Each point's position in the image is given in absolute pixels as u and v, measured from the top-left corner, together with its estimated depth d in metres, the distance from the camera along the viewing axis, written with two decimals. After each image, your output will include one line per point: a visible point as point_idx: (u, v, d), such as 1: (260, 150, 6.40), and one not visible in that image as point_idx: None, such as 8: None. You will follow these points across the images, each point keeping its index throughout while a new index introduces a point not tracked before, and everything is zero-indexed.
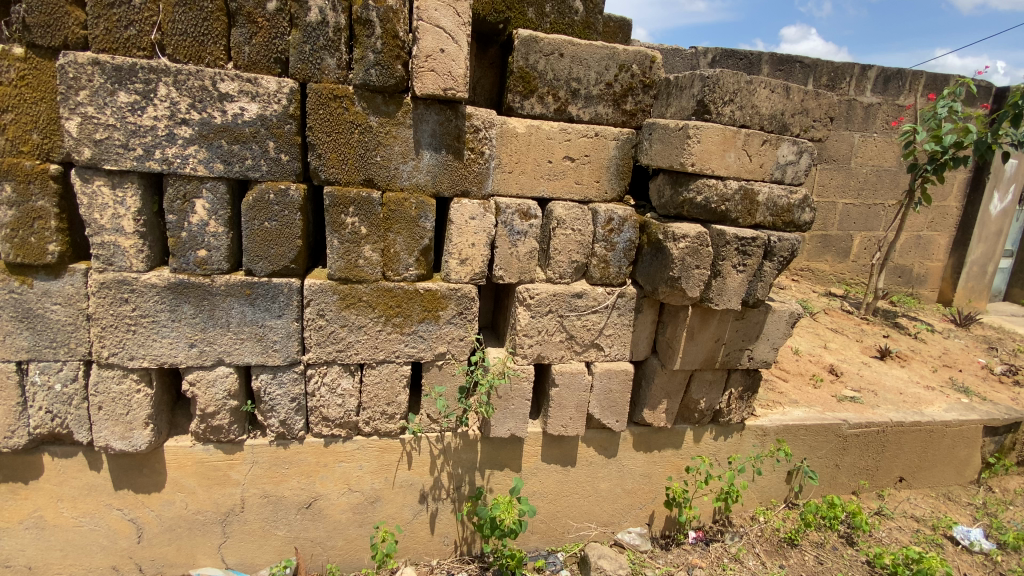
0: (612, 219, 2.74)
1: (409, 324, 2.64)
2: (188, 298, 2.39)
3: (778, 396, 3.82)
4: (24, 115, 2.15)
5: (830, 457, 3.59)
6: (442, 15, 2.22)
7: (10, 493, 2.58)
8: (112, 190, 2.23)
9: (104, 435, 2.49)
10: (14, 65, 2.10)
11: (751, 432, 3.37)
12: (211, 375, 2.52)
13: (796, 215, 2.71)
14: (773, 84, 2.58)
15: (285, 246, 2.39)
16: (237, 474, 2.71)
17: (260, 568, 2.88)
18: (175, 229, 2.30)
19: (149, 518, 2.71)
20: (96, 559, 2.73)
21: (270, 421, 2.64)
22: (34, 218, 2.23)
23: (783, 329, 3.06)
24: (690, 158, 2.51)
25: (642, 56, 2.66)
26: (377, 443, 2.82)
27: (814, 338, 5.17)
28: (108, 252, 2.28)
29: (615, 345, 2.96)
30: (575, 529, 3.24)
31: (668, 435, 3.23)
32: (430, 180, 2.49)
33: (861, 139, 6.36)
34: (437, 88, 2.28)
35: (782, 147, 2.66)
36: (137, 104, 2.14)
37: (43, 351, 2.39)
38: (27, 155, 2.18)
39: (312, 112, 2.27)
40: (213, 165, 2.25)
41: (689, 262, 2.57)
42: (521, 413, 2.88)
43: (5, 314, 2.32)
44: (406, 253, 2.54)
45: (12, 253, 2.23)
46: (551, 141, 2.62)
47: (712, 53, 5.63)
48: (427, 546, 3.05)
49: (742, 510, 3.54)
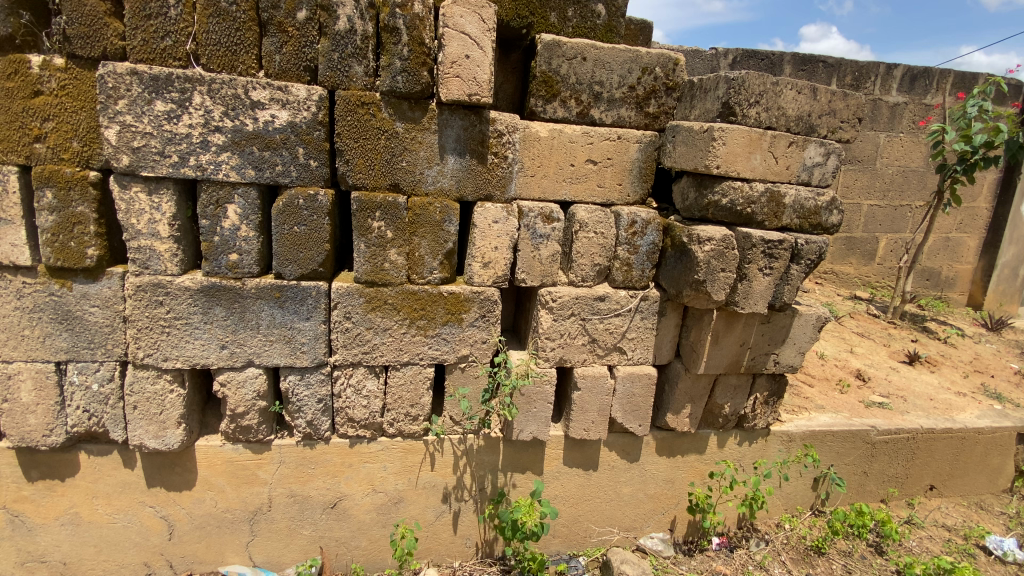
0: (635, 221, 2.73)
1: (433, 326, 2.67)
2: (221, 301, 2.44)
3: (803, 401, 3.76)
4: (64, 124, 2.23)
5: (858, 463, 3.52)
6: (467, 22, 2.25)
7: (48, 490, 2.67)
8: (149, 196, 2.30)
9: (138, 433, 2.56)
10: (56, 76, 2.18)
11: (777, 437, 3.33)
12: (242, 376, 2.58)
13: (824, 217, 2.66)
14: (799, 85, 2.55)
15: (313, 250, 2.43)
16: (265, 473, 2.76)
17: (287, 567, 2.93)
18: (208, 233, 2.36)
19: (180, 515, 2.78)
20: (129, 555, 2.80)
21: (298, 421, 2.69)
22: (74, 223, 2.31)
23: (810, 333, 3.01)
24: (715, 160, 2.50)
25: (665, 58, 2.65)
26: (401, 444, 2.85)
27: (839, 343, 5.07)
28: (144, 256, 2.35)
29: (639, 349, 2.94)
30: (597, 533, 3.23)
31: (692, 440, 3.20)
32: (454, 184, 2.52)
33: (887, 139, 6.24)
34: (462, 94, 2.31)
35: (809, 149, 2.63)
36: (173, 113, 2.20)
37: (81, 352, 2.46)
38: (67, 163, 2.26)
39: (340, 119, 2.32)
40: (245, 171, 2.30)
41: (715, 265, 2.54)
42: (543, 416, 2.88)
43: (46, 315, 2.41)
44: (431, 256, 2.57)
45: (52, 257, 2.32)
46: (573, 145, 2.63)
47: (732, 54, 5.58)
48: (450, 548, 3.07)
49: (768, 517, 3.48)
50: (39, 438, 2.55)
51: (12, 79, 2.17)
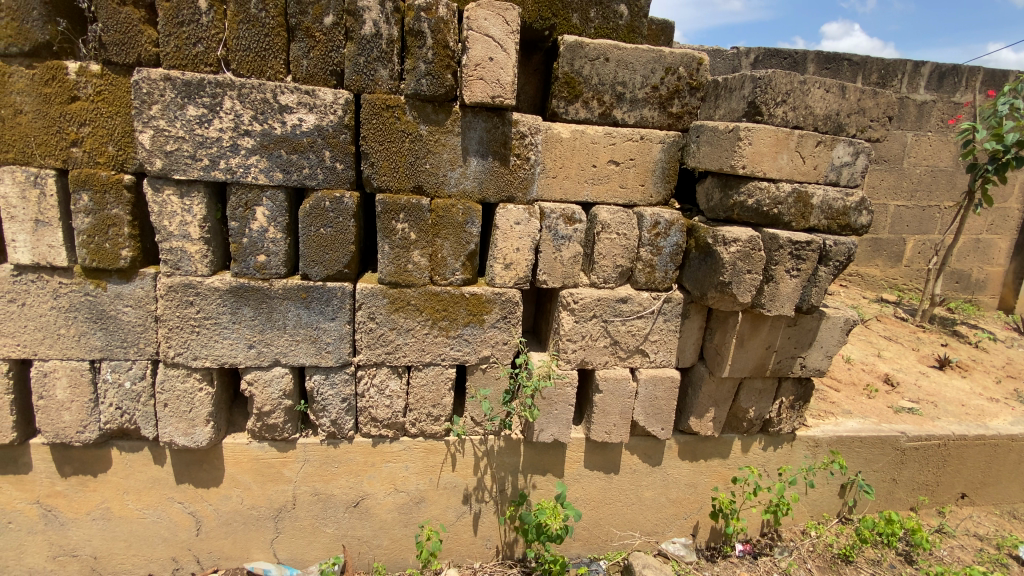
0: (658, 222, 2.70)
1: (455, 327, 2.68)
2: (249, 301, 2.49)
3: (829, 406, 3.68)
4: (100, 129, 2.29)
5: (887, 470, 3.43)
6: (491, 24, 2.27)
7: (81, 485, 2.75)
8: (180, 199, 2.36)
9: (169, 430, 2.63)
10: (92, 82, 2.25)
11: (802, 443, 3.26)
12: (268, 375, 2.62)
13: (853, 218, 2.61)
14: (827, 84, 2.50)
15: (338, 251, 2.46)
16: (290, 471, 2.80)
17: (310, 564, 2.97)
18: (237, 235, 2.41)
19: (208, 512, 2.83)
20: (157, 550, 2.86)
21: (322, 420, 2.73)
22: (109, 225, 2.37)
23: (838, 336, 2.95)
24: (740, 160, 2.46)
25: (689, 58, 2.62)
26: (422, 444, 2.87)
27: (866, 347, 4.96)
28: (175, 257, 2.41)
29: (661, 352, 2.91)
30: (618, 537, 3.20)
31: (715, 444, 3.15)
32: (477, 186, 2.53)
33: (914, 139, 6.09)
34: (485, 96, 2.32)
35: (837, 148, 2.58)
36: (205, 117, 2.25)
37: (115, 351, 2.53)
38: (103, 167, 2.33)
39: (366, 122, 2.35)
40: (273, 174, 2.34)
41: (741, 266, 2.51)
42: (565, 418, 2.88)
43: (82, 314, 2.48)
44: (453, 258, 2.58)
45: (88, 259, 2.39)
46: (596, 145, 2.62)
47: (754, 53, 5.52)
48: (470, 548, 3.07)
49: (793, 524, 3.42)
50: (73, 435, 2.62)
51: (49, 85, 2.24)
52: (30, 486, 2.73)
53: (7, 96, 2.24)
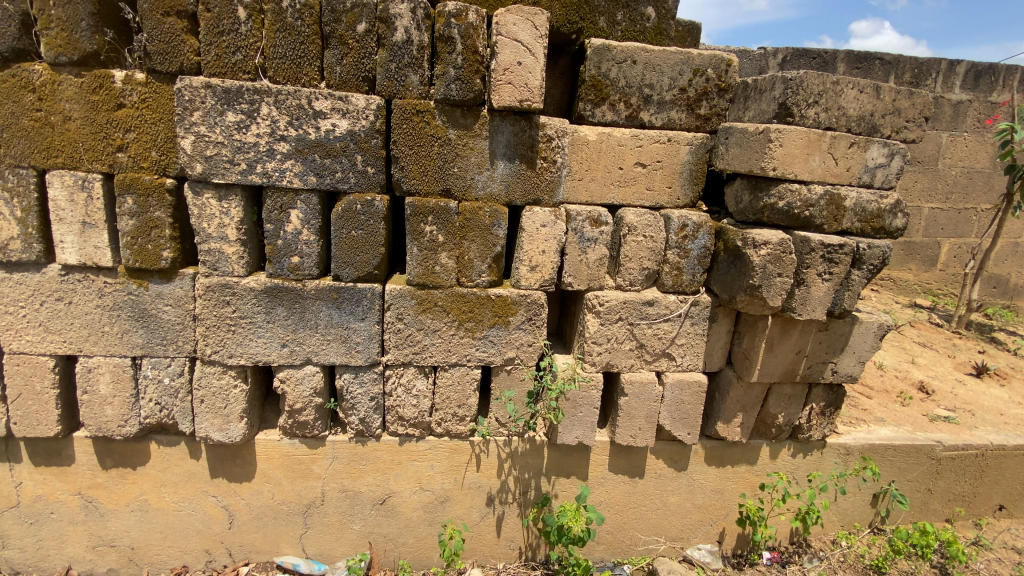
0: (686, 225, 2.69)
1: (481, 328, 2.71)
2: (283, 301, 2.56)
3: (860, 413, 3.59)
4: (144, 135, 2.39)
5: (921, 480, 3.33)
6: (520, 29, 2.29)
7: (121, 477, 2.85)
8: (219, 202, 2.44)
9: (205, 426, 2.71)
10: (138, 90, 2.34)
11: (833, 450, 3.20)
12: (300, 373, 2.69)
13: (887, 221, 2.55)
14: (861, 84, 2.46)
15: (369, 253, 2.52)
16: (318, 468, 2.86)
17: (337, 560, 3.02)
18: (272, 237, 2.48)
19: (240, 506, 2.91)
20: (191, 542, 2.96)
21: (351, 418, 2.78)
22: (151, 227, 2.47)
23: (871, 342, 2.88)
24: (771, 162, 2.44)
25: (717, 60, 2.60)
26: (448, 443, 2.90)
27: (898, 353, 4.83)
28: (213, 258, 2.50)
29: (688, 355, 2.89)
30: (643, 542, 3.18)
31: (742, 450, 3.11)
32: (503, 189, 2.56)
33: (950, 139, 5.91)
34: (513, 100, 2.35)
35: (871, 149, 2.53)
36: (243, 123, 2.33)
37: (155, 348, 2.63)
38: (146, 171, 2.43)
39: (396, 127, 2.40)
40: (307, 178, 2.41)
41: (771, 270, 2.47)
42: (590, 420, 2.87)
43: (125, 313, 2.58)
44: (480, 260, 2.61)
45: (132, 259, 2.49)
46: (622, 148, 2.62)
47: (783, 53, 5.46)
48: (494, 549, 3.09)
49: (823, 534, 3.35)
50: (115, 428, 2.73)
51: (97, 93, 2.34)
52: (73, 477, 2.85)
53: (58, 104, 2.35)
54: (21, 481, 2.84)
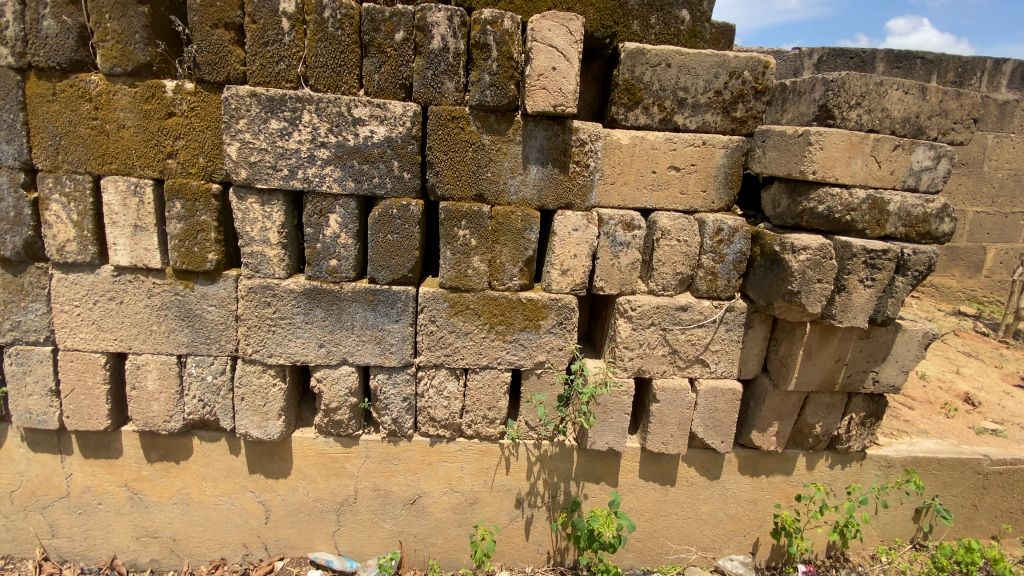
0: (721, 229, 2.65)
1: (512, 332, 2.72)
2: (321, 303, 2.63)
3: (902, 424, 3.47)
4: (193, 142, 2.49)
5: (966, 495, 3.19)
6: (555, 35, 2.31)
7: (165, 471, 2.97)
8: (261, 207, 2.53)
9: (245, 423, 2.80)
10: (187, 99, 2.45)
11: (873, 462, 3.10)
12: (336, 373, 2.75)
13: (934, 225, 2.47)
14: (906, 85, 2.39)
15: (404, 256, 2.57)
16: (352, 466, 2.92)
17: (368, 558, 3.08)
18: (311, 240, 2.55)
19: (276, 501, 2.99)
20: (230, 535, 3.05)
21: (384, 418, 2.83)
22: (198, 230, 2.57)
23: (915, 351, 2.79)
24: (811, 166, 2.39)
25: (754, 62, 2.56)
26: (478, 446, 2.92)
27: (942, 363, 4.65)
28: (256, 261, 2.58)
29: (722, 362, 2.85)
30: (674, 551, 3.14)
31: (778, 460, 3.04)
32: (536, 193, 2.57)
33: (996, 140, 5.68)
34: (548, 105, 2.37)
35: (916, 152, 2.44)
36: (286, 130, 2.41)
37: (199, 347, 2.73)
38: (194, 177, 2.53)
39: (432, 133, 2.45)
40: (346, 183, 2.47)
41: (811, 275, 2.42)
42: (621, 426, 2.86)
43: (172, 313, 2.69)
44: (511, 264, 2.63)
45: (179, 261, 2.60)
46: (656, 151, 2.60)
47: (818, 53, 5.35)
48: (522, 552, 3.10)
49: (861, 548, 3.24)
50: (160, 423, 2.84)
51: (149, 102, 2.45)
52: (120, 470, 2.98)
53: (113, 113, 2.47)
54: (72, 473, 2.99)
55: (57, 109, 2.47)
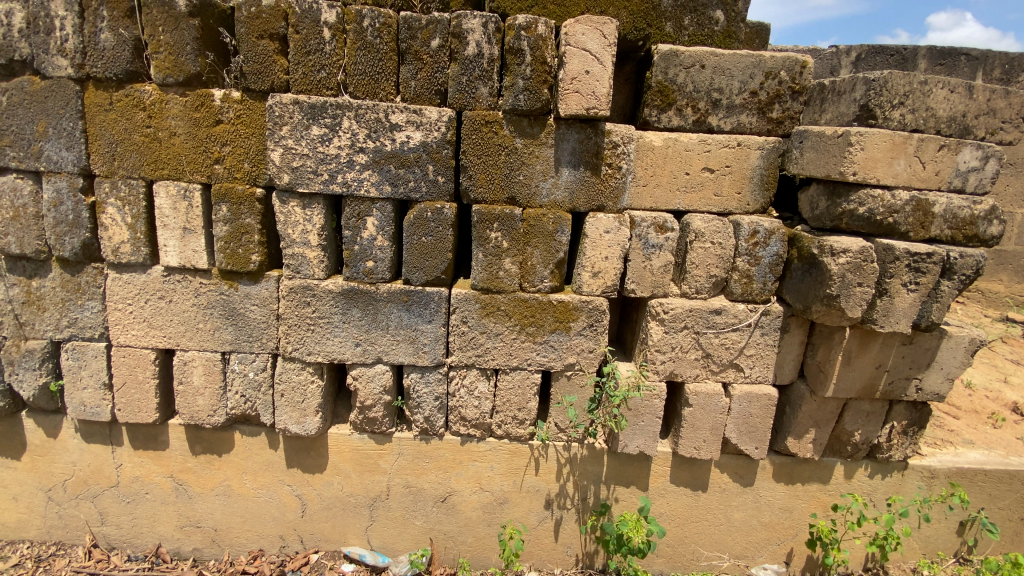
0: (757, 231, 2.61)
1: (542, 333, 2.74)
2: (358, 303, 2.71)
3: (946, 434, 3.34)
4: (238, 148, 2.61)
5: (1016, 509, 3.05)
6: (588, 39, 2.33)
7: (208, 463, 3.09)
8: (303, 210, 2.62)
9: (284, 418, 2.90)
10: (234, 107, 2.56)
11: (915, 472, 3.00)
12: (371, 371, 2.82)
13: (982, 228, 2.39)
14: (952, 83, 2.33)
15: (438, 258, 2.63)
16: (385, 463, 2.99)
17: (400, 554, 3.14)
18: (350, 242, 2.63)
19: (312, 495, 3.08)
20: (268, 527, 3.16)
21: (416, 416, 2.89)
22: (243, 232, 2.68)
23: (960, 358, 2.69)
24: (851, 167, 2.34)
25: (791, 62, 2.53)
26: (508, 447, 2.95)
27: (989, 372, 4.45)
28: (296, 262, 2.68)
29: (757, 367, 2.81)
30: (705, 557, 3.10)
31: (814, 468, 2.97)
32: (568, 196, 2.59)
33: None
34: (581, 108, 2.39)
35: (963, 152, 2.37)
36: (326, 136, 2.50)
37: (242, 344, 2.85)
38: (239, 181, 2.65)
39: (466, 138, 2.50)
40: (383, 187, 2.55)
41: (851, 279, 2.36)
42: (652, 429, 2.85)
43: (217, 311, 2.81)
44: (543, 265, 2.66)
45: (225, 262, 2.71)
46: (689, 153, 2.59)
47: (856, 51, 5.20)
48: (551, 553, 3.11)
49: (902, 561, 3.13)
50: (205, 417, 2.97)
51: (199, 110, 2.58)
52: (166, 461, 3.12)
53: (165, 121, 2.61)
54: (121, 463, 3.14)
55: (114, 118, 2.62)
